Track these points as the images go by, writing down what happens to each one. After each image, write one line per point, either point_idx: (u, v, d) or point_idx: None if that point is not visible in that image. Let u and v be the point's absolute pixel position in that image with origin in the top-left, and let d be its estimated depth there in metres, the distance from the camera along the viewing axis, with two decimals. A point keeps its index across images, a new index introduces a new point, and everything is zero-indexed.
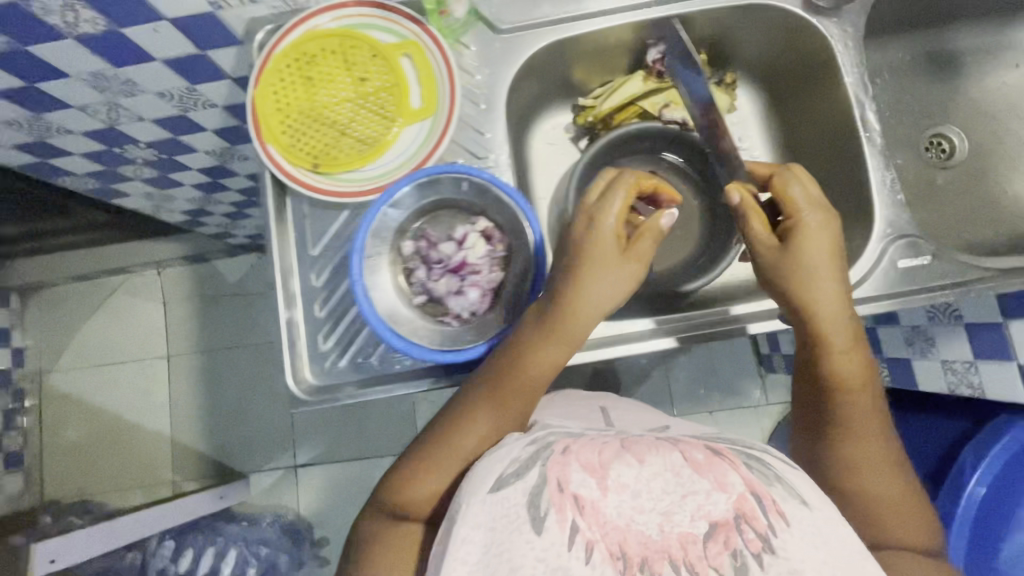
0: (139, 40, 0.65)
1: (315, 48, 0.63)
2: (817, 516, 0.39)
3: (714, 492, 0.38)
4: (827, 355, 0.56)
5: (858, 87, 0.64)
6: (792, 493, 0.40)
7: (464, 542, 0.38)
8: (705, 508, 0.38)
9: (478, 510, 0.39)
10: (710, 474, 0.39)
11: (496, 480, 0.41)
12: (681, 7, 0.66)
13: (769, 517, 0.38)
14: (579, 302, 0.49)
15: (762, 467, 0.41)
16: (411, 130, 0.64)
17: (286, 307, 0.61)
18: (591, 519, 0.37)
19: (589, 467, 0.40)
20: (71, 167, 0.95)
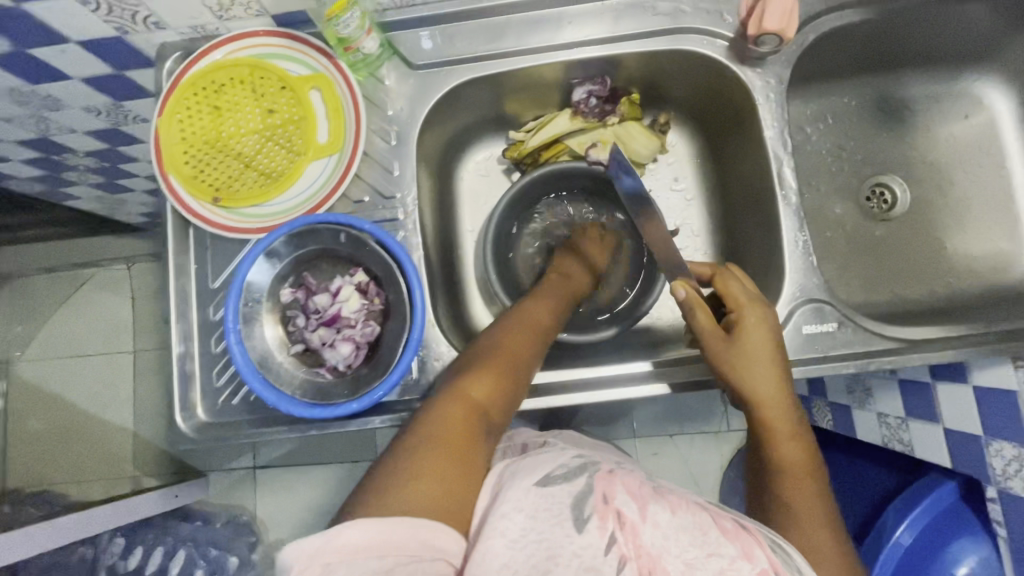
0: (49, 59, 0.64)
1: (221, 76, 0.61)
2: None
3: (738, 559, 0.39)
4: (770, 439, 0.53)
5: (777, 143, 0.62)
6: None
7: (502, 518, 0.40)
8: (727, 569, 0.38)
9: (523, 497, 0.41)
10: (738, 542, 0.40)
11: (545, 476, 0.43)
12: (601, 49, 0.64)
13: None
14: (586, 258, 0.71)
15: (786, 554, 0.42)
16: (317, 165, 0.62)
17: (180, 341, 0.60)
18: (630, 536, 0.39)
19: (633, 494, 0.42)
20: (14, 171, 0.95)
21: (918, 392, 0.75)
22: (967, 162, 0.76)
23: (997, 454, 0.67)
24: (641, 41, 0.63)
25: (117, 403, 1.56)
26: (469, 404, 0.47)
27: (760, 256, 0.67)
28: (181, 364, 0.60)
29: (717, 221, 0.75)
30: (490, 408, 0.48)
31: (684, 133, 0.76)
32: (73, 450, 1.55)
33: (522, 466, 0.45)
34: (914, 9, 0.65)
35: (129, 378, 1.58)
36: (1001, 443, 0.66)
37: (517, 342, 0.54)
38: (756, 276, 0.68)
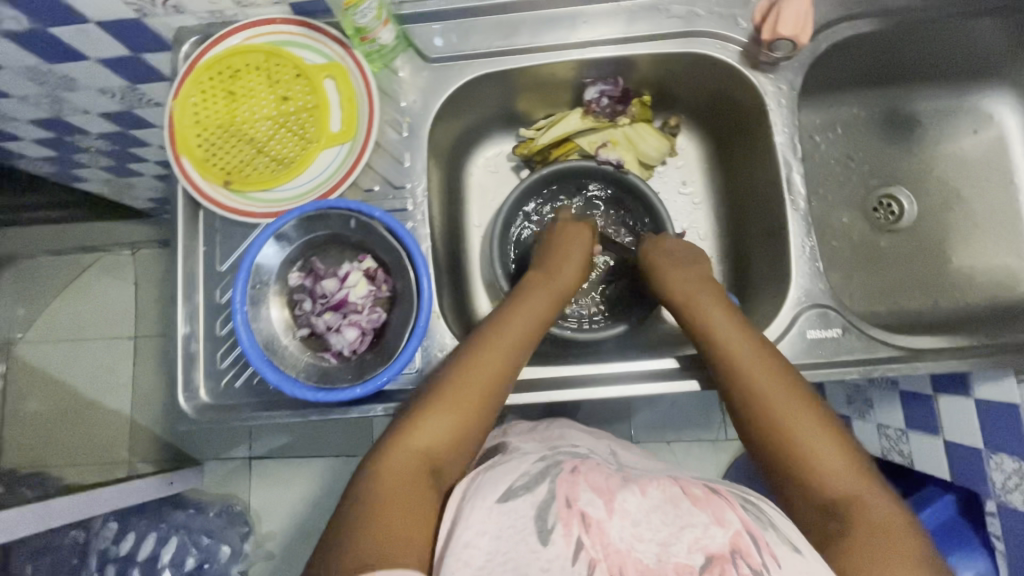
0: (68, 39, 0.65)
1: (238, 62, 0.62)
2: (810, 561, 0.41)
3: (711, 526, 0.42)
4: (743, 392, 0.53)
5: (786, 148, 0.63)
6: (785, 539, 0.43)
7: (466, 545, 0.41)
8: (702, 539, 0.41)
9: (488, 520, 0.42)
10: (709, 509, 0.43)
11: (507, 490, 0.44)
12: (615, 49, 0.64)
13: (763, 556, 0.41)
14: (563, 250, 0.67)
15: (758, 511, 0.45)
16: (329, 153, 0.63)
17: (186, 323, 0.61)
18: (595, 538, 0.41)
19: (598, 491, 0.44)
20: (26, 151, 0.96)
21: (920, 405, 0.75)
22: (975, 177, 0.76)
23: (998, 468, 0.66)
24: (655, 43, 0.64)
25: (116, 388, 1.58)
26: (417, 453, 0.48)
27: (766, 262, 0.67)
28: (185, 345, 0.60)
29: (724, 225, 0.75)
30: (438, 455, 0.49)
31: (694, 136, 0.76)
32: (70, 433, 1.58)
33: (483, 483, 0.46)
34: (928, 23, 0.65)
35: (129, 363, 1.60)
36: (1001, 456, 0.66)
37: (483, 367, 0.53)
38: (761, 281, 0.68)
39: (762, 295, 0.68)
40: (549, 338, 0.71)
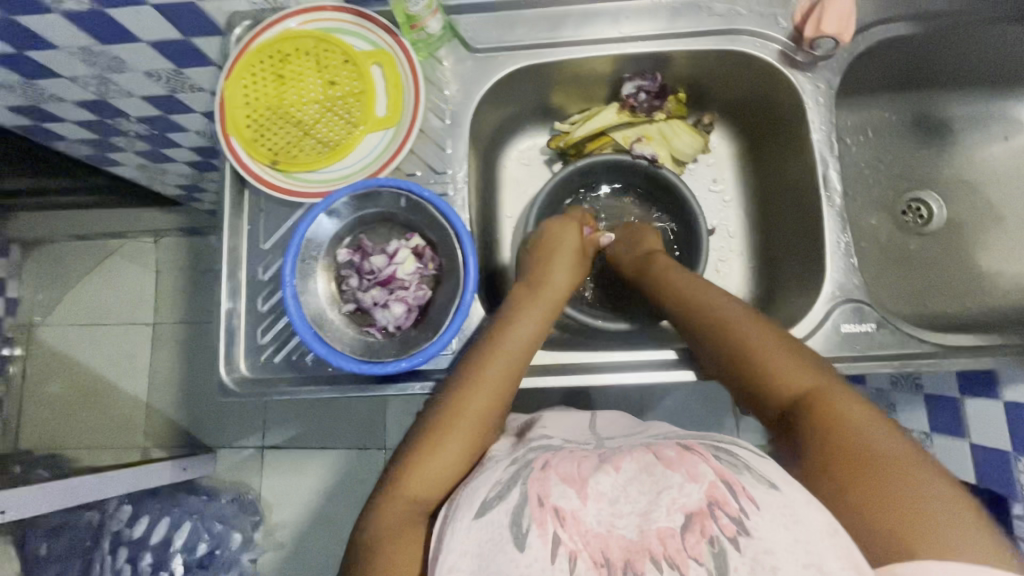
0: (123, 21, 0.67)
1: (287, 47, 0.64)
2: (787, 495, 0.42)
3: (686, 484, 0.43)
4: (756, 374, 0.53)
5: (823, 145, 0.64)
6: (761, 479, 0.44)
7: (452, 567, 0.42)
8: (679, 500, 0.42)
9: (468, 537, 0.43)
10: (683, 468, 0.45)
11: (482, 505, 0.45)
12: (657, 45, 0.65)
13: (740, 501, 0.42)
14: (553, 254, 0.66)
15: (731, 458, 0.46)
16: (373, 137, 0.64)
17: (229, 298, 0.62)
18: (572, 530, 0.42)
19: (568, 481, 0.45)
20: (66, 133, 0.98)
21: (946, 407, 0.76)
22: (1006, 184, 0.76)
23: None
24: (694, 40, 0.65)
25: (131, 374, 1.64)
26: (413, 497, 0.49)
27: (798, 259, 0.68)
28: (229, 320, 0.62)
29: (754, 222, 0.76)
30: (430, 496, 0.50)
31: (726, 135, 0.77)
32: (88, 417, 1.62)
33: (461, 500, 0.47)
34: (962, 28, 0.66)
35: (146, 348, 1.65)
36: None
37: (475, 395, 0.54)
38: (793, 276, 0.69)
39: (793, 291, 0.68)
40: (580, 328, 0.72)
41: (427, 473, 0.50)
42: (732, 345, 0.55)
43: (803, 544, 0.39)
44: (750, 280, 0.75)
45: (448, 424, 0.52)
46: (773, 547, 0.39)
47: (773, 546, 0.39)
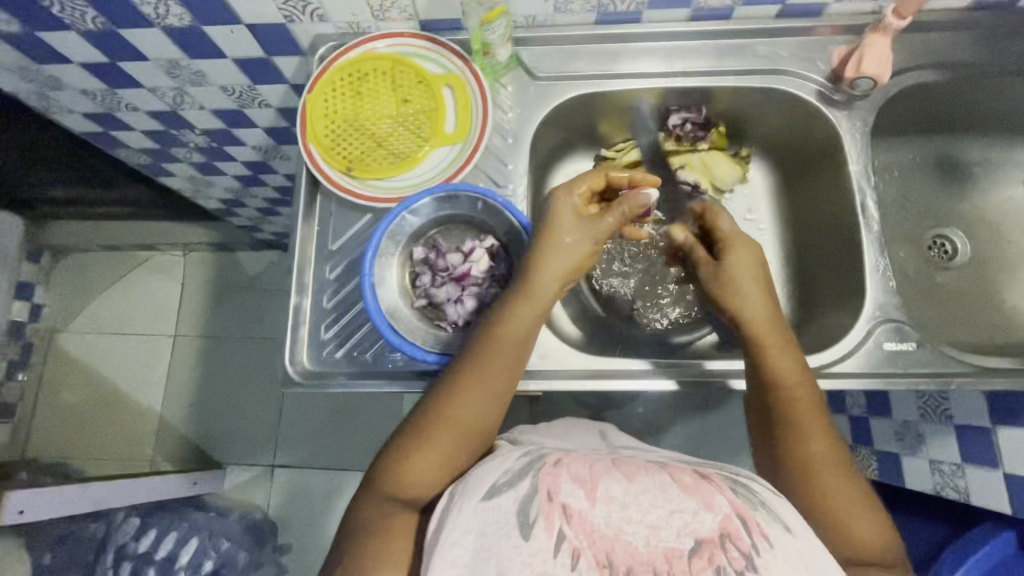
0: (216, 37, 0.73)
1: (367, 66, 0.70)
2: (795, 541, 0.43)
3: (700, 512, 0.43)
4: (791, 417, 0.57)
5: (861, 176, 0.68)
6: (775, 519, 0.44)
7: (455, 544, 0.43)
8: (691, 524, 0.42)
9: (476, 518, 0.44)
10: (698, 495, 0.44)
11: (490, 488, 0.46)
12: (704, 80, 0.71)
13: (752, 538, 0.42)
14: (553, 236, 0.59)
15: (747, 492, 0.46)
16: (440, 151, 0.69)
17: (297, 293, 0.65)
18: (579, 528, 0.42)
19: (581, 482, 0.46)
20: (131, 142, 1.04)
21: (980, 438, 0.78)
22: None
23: None
24: (739, 78, 0.71)
25: (149, 385, 1.65)
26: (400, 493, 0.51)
27: (835, 282, 0.72)
28: (293, 313, 0.64)
29: (790, 249, 0.80)
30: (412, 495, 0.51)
31: (764, 167, 0.82)
32: (100, 426, 1.63)
33: (471, 483, 0.48)
34: (984, 78, 0.72)
35: (165, 360, 1.67)
36: None
37: (473, 404, 0.54)
38: (830, 297, 0.72)
39: (831, 312, 0.71)
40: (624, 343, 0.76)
41: (418, 472, 0.52)
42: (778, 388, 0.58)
43: None
44: (787, 304, 0.78)
45: (438, 424, 0.53)
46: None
47: None
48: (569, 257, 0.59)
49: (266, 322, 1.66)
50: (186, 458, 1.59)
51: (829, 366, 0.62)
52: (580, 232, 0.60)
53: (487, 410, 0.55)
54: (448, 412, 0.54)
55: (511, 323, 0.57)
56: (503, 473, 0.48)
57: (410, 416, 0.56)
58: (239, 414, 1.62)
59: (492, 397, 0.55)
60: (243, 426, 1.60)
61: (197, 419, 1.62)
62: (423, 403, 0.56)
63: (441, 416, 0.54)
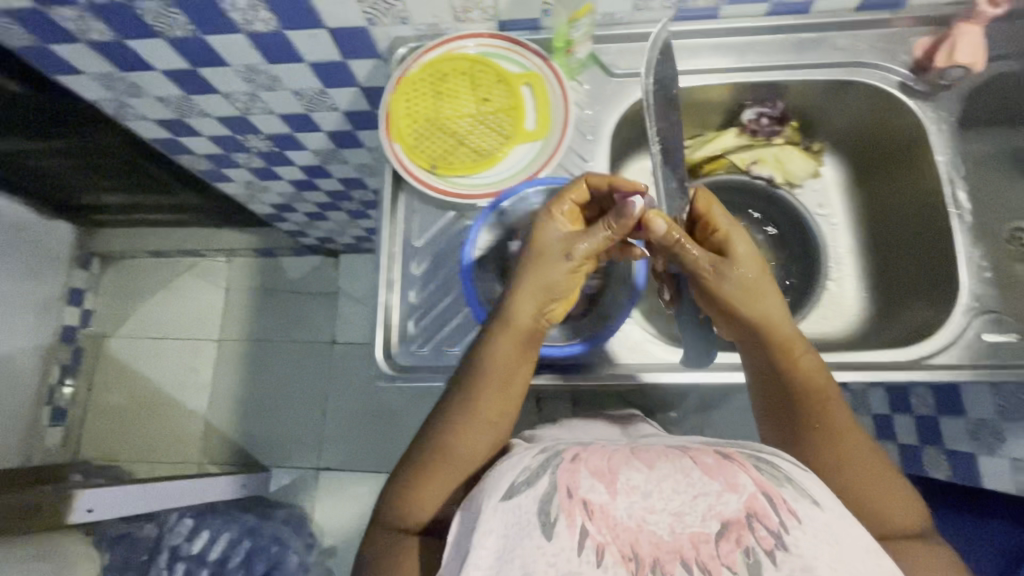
0: (297, 42, 0.74)
1: (447, 66, 0.70)
2: (827, 516, 0.40)
3: (725, 493, 0.39)
4: (819, 422, 0.57)
5: (950, 167, 0.69)
6: (802, 494, 0.41)
7: (477, 547, 0.40)
8: (715, 506, 0.39)
9: (493, 519, 0.40)
10: (721, 476, 0.40)
11: (509, 488, 0.42)
12: (783, 74, 0.71)
13: (779, 514, 0.39)
14: (548, 253, 0.59)
15: (772, 469, 0.42)
16: (521, 149, 0.70)
17: (386, 289, 0.67)
18: (602, 522, 0.39)
19: (600, 474, 0.41)
20: (196, 148, 1.06)
21: None
22: None
23: None
24: (819, 71, 0.71)
25: (195, 389, 1.66)
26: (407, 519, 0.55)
27: (920, 277, 0.73)
28: (382, 308, 0.67)
29: (865, 243, 0.81)
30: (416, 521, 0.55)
31: (836, 161, 0.82)
32: (146, 429, 1.65)
33: (487, 486, 0.44)
34: None
35: (212, 364, 1.68)
36: None
37: (471, 435, 0.56)
38: (912, 290, 0.75)
39: (922, 304, 0.73)
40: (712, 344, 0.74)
41: (421, 501, 0.55)
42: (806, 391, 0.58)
43: (838, 565, 0.38)
44: (865, 300, 0.79)
45: (441, 458, 0.56)
46: (814, 565, 0.37)
47: (812, 563, 0.37)
48: (564, 275, 0.59)
49: (311, 327, 1.67)
50: (232, 461, 1.61)
51: (933, 357, 0.64)
52: (561, 248, 0.59)
53: (486, 439, 0.57)
54: (450, 443, 0.56)
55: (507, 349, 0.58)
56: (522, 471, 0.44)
57: (416, 443, 0.59)
58: (285, 417, 1.62)
59: (490, 425, 0.57)
60: (288, 428, 1.61)
61: (240, 423, 1.63)
62: (426, 435, 0.58)
63: (441, 449, 0.56)
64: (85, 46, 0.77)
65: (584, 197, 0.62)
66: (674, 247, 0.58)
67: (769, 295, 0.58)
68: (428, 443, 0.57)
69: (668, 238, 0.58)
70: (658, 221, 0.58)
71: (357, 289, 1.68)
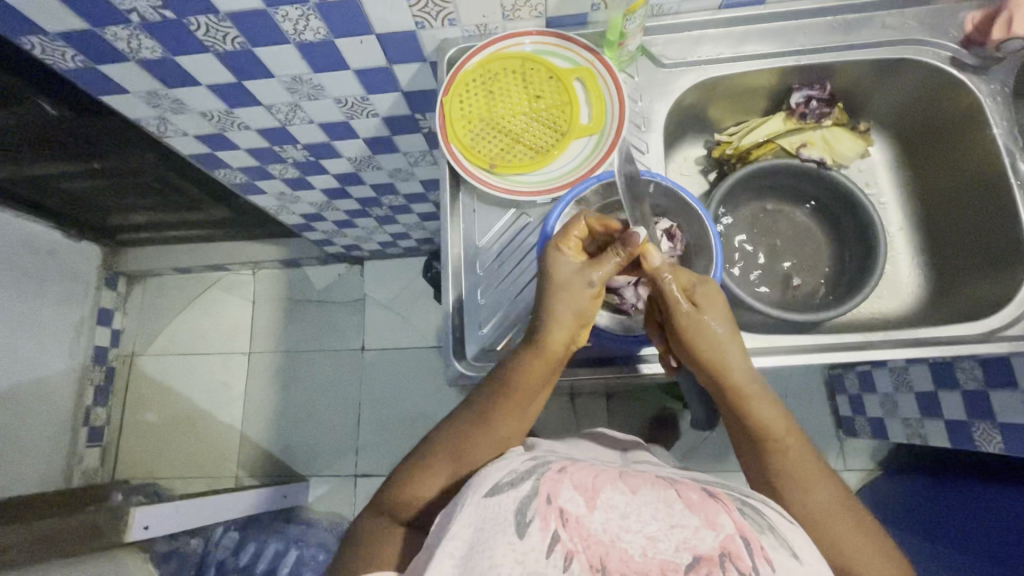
0: (344, 50, 0.75)
1: (498, 65, 0.71)
2: (807, 570, 0.37)
3: (702, 528, 0.35)
4: (788, 472, 0.55)
5: (1008, 139, 0.69)
6: (783, 544, 0.38)
7: (451, 538, 0.36)
8: (690, 539, 0.35)
9: (472, 513, 0.37)
10: (702, 512, 0.37)
11: (494, 485, 0.39)
12: (834, 56, 0.72)
13: (754, 560, 0.35)
14: (562, 285, 0.58)
15: (756, 514, 0.39)
16: (577, 144, 0.71)
17: (453, 289, 0.69)
18: (574, 532, 0.35)
19: (581, 488, 0.38)
20: (233, 161, 1.06)
21: None
22: None
23: None
24: (869, 51, 0.71)
25: (227, 403, 1.64)
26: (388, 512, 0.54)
27: (976, 256, 0.74)
28: (452, 308, 0.68)
29: (919, 220, 0.82)
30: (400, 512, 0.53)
31: (882, 140, 0.83)
32: (181, 445, 1.61)
33: (474, 481, 0.41)
34: None
35: (243, 376, 1.66)
36: None
37: (480, 448, 0.54)
38: (969, 266, 0.75)
39: (981, 280, 0.73)
40: (791, 324, 0.72)
41: (411, 493, 0.54)
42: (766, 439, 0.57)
43: None
44: (920, 279, 0.80)
45: (442, 455, 0.55)
46: None
47: None
48: (579, 305, 0.58)
49: (340, 335, 1.66)
50: (267, 472, 1.57)
51: (1005, 329, 0.65)
52: (581, 278, 0.58)
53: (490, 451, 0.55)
54: (455, 448, 0.55)
55: (522, 375, 0.58)
56: (508, 473, 0.41)
57: (419, 447, 0.58)
58: (317, 427, 1.60)
59: (497, 442, 0.55)
60: (321, 439, 1.59)
61: (276, 429, 1.60)
62: (430, 445, 0.57)
63: (449, 454, 0.55)
64: (135, 65, 0.78)
65: (586, 233, 0.61)
66: (659, 279, 0.59)
67: (728, 338, 0.59)
68: (431, 442, 0.57)
69: (660, 272, 0.59)
70: (654, 253, 0.59)
71: (383, 294, 1.68)
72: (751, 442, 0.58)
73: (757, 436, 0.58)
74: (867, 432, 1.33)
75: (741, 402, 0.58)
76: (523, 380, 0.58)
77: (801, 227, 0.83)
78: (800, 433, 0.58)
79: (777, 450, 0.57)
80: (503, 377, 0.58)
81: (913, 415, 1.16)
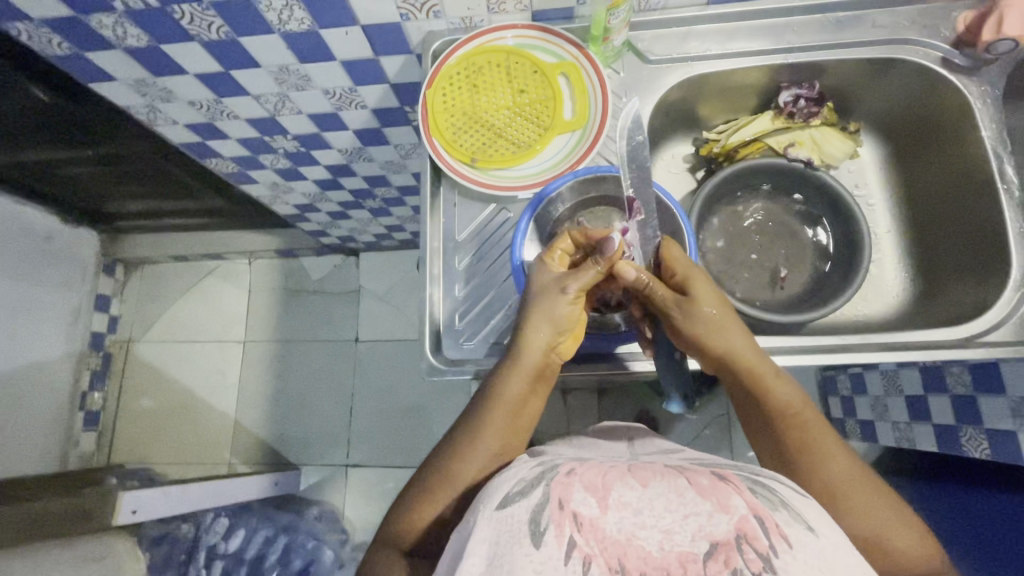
0: (330, 41, 0.74)
1: (482, 58, 0.70)
2: (824, 543, 0.35)
3: (715, 514, 0.35)
4: (807, 450, 0.55)
5: (996, 141, 0.68)
6: (797, 518, 0.37)
7: (469, 555, 0.35)
8: (706, 527, 0.35)
9: (485, 528, 0.37)
10: (713, 497, 0.37)
11: (504, 498, 0.38)
12: (822, 53, 0.71)
13: (771, 538, 0.35)
14: (542, 293, 0.59)
15: (768, 492, 0.38)
16: (559, 139, 0.70)
17: (430, 283, 0.68)
18: (590, 536, 0.35)
19: (591, 488, 0.38)
20: (224, 150, 1.07)
21: None
22: None
23: None
24: (858, 50, 0.70)
25: (222, 391, 1.65)
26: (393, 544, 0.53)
27: (964, 256, 0.73)
28: (429, 303, 0.68)
29: (906, 224, 0.81)
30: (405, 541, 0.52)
31: (871, 140, 0.82)
32: (177, 431, 1.63)
33: (484, 492, 0.41)
34: None
35: (239, 365, 1.67)
36: None
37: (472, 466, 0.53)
38: (958, 271, 0.74)
39: (966, 285, 0.73)
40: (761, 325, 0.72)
41: (411, 522, 0.53)
42: (780, 419, 0.57)
43: None
44: (907, 283, 0.79)
45: (438, 481, 0.54)
46: None
47: None
48: (559, 311, 0.59)
49: (335, 326, 1.66)
50: (261, 460, 1.59)
51: (985, 335, 0.64)
52: (558, 284, 0.59)
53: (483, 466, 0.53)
54: (450, 470, 0.54)
55: (505, 386, 0.58)
56: (516, 483, 0.41)
57: (417, 475, 0.57)
58: (311, 417, 1.61)
59: (489, 458, 0.54)
60: (314, 430, 1.59)
61: (271, 418, 1.62)
62: (426, 470, 0.56)
63: (443, 476, 0.54)
64: (120, 52, 0.78)
65: (568, 247, 0.63)
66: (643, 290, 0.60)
67: (732, 324, 0.59)
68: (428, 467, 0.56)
69: (639, 282, 0.60)
70: (628, 268, 0.60)
71: (378, 286, 1.68)
72: (767, 422, 0.58)
73: (774, 416, 0.57)
74: (857, 434, 1.32)
75: (755, 383, 0.58)
76: (507, 391, 0.57)
77: (786, 224, 0.82)
78: (813, 407, 0.58)
79: (794, 425, 0.56)
80: (487, 390, 0.58)
81: (902, 419, 1.15)
